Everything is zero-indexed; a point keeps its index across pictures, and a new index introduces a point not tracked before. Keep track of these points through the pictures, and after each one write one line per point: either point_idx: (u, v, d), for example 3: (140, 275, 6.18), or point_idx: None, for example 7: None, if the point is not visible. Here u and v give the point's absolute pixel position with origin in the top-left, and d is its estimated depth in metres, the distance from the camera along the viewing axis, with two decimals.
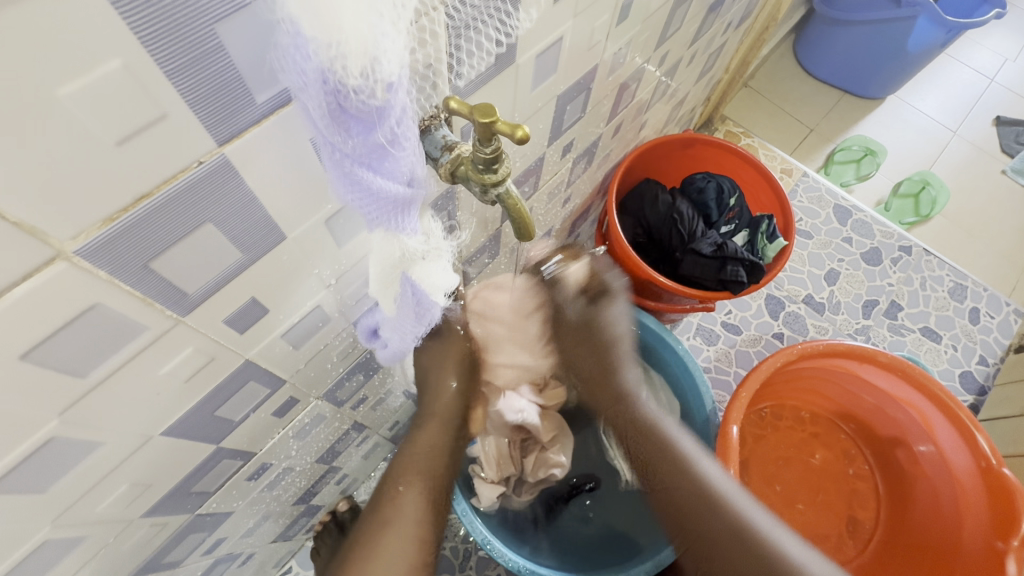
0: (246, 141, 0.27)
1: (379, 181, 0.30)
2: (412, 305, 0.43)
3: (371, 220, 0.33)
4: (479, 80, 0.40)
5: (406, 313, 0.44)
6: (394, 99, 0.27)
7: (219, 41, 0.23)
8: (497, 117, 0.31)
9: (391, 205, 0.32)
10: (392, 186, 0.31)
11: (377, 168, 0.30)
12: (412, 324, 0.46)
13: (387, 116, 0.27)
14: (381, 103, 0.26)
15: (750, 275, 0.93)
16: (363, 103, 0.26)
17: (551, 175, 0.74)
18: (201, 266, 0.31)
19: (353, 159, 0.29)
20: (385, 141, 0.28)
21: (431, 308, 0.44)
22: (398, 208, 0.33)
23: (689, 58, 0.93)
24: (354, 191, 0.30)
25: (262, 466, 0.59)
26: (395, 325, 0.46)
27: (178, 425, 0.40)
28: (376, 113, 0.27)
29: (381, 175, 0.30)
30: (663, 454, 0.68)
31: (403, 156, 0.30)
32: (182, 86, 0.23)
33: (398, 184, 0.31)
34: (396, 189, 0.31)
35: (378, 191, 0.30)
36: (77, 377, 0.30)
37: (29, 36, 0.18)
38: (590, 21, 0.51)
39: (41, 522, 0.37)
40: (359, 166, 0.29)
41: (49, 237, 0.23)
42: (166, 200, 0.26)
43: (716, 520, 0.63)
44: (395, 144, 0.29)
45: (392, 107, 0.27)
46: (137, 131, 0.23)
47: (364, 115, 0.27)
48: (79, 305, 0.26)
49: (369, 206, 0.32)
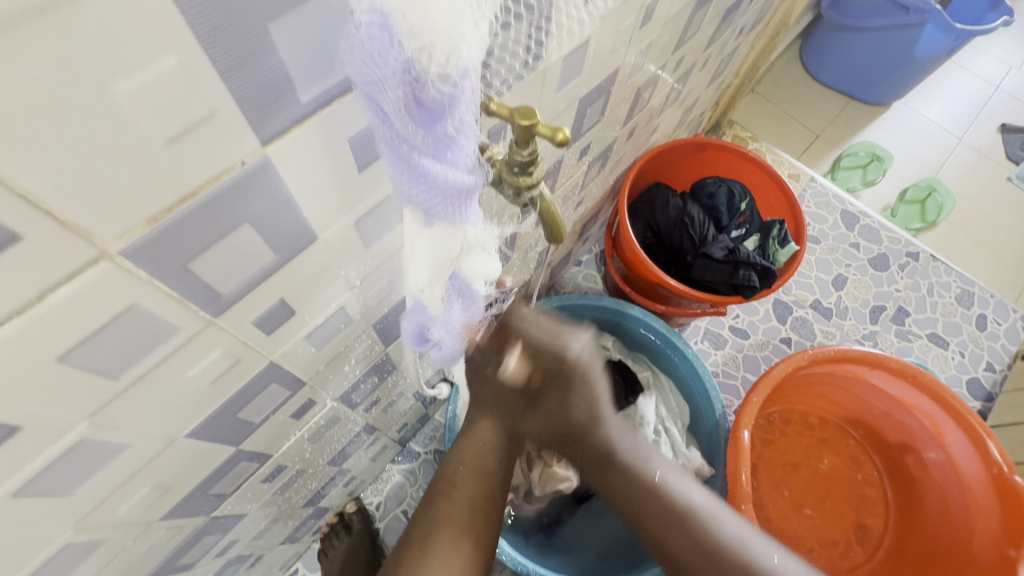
0: (286, 142, 0.27)
1: (442, 171, 0.30)
2: (461, 294, 0.44)
3: (429, 210, 0.33)
4: (509, 82, 0.40)
5: (454, 308, 0.46)
6: (466, 88, 0.27)
7: (271, 40, 0.23)
8: (538, 120, 0.31)
9: (451, 196, 0.32)
10: (454, 176, 0.31)
11: (441, 158, 0.30)
12: (459, 313, 0.47)
13: (457, 106, 0.27)
14: (450, 92, 0.26)
15: (762, 280, 0.93)
16: (437, 93, 0.26)
17: (567, 178, 0.74)
18: (235, 267, 0.31)
19: (419, 150, 0.28)
20: (451, 132, 0.28)
21: (478, 293, 0.45)
22: (458, 198, 0.32)
23: (702, 63, 0.93)
24: (416, 182, 0.30)
25: (277, 469, 0.59)
26: (443, 326, 0.48)
27: (201, 427, 0.40)
28: (446, 104, 0.27)
29: (444, 165, 0.30)
30: (654, 513, 0.59)
31: (465, 145, 0.30)
32: (233, 85, 0.23)
33: (460, 172, 0.31)
34: (457, 178, 0.31)
35: (440, 181, 0.30)
36: (110, 379, 0.29)
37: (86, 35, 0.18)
38: (614, 25, 0.50)
39: (65, 525, 0.36)
40: (424, 157, 0.29)
41: (94, 237, 0.23)
42: (207, 201, 0.26)
43: (713, 568, 0.57)
44: (460, 134, 0.29)
45: (461, 97, 0.27)
46: (186, 129, 0.23)
47: (435, 105, 0.27)
48: (117, 306, 0.26)
49: (430, 196, 0.31)
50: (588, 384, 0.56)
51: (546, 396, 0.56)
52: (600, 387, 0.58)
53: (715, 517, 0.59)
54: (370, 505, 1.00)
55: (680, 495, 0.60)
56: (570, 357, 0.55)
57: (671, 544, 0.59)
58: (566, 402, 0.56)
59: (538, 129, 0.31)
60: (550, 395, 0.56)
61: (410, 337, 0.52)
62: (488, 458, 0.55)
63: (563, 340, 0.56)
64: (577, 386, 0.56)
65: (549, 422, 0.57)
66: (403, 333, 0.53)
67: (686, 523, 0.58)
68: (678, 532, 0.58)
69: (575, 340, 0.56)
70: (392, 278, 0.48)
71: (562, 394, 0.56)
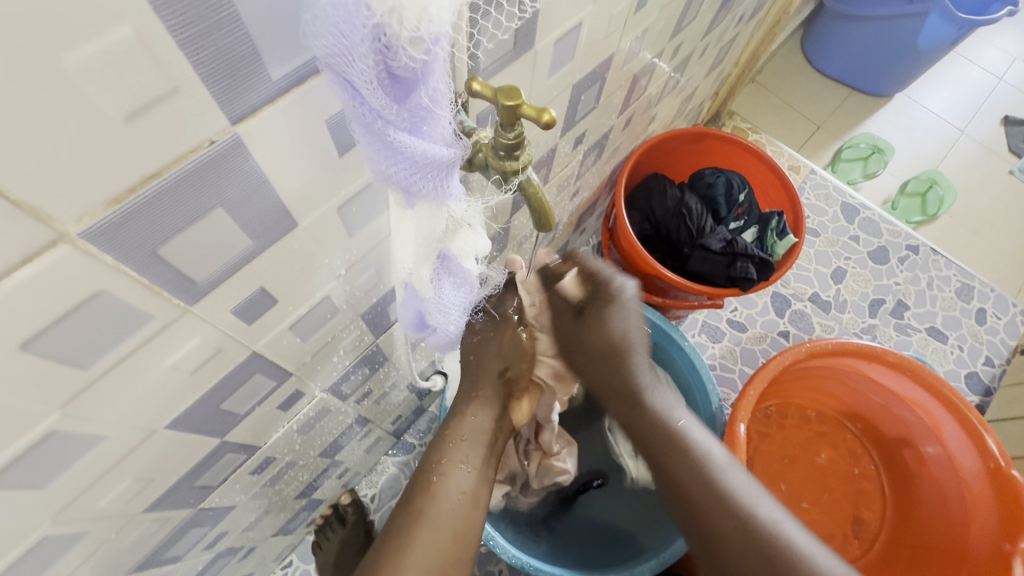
0: (259, 120, 0.26)
1: (419, 145, 0.29)
2: (455, 275, 0.44)
3: (408, 188, 0.32)
4: (497, 65, 0.39)
5: (446, 287, 0.44)
6: (440, 55, 0.26)
7: (237, 10, 0.22)
8: (522, 100, 0.30)
9: (431, 172, 0.31)
10: (432, 151, 0.30)
11: (416, 132, 0.29)
12: (453, 294, 0.45)
13: (430, 74, 0.26)
14: (424, 60, 0.25)
15: (760, 272, 0.92)
16: (408, 61, 0.25)
17: (562, 168, 0.73)
18: (211, 253, 0.30)
19: (394, 124, 0.28)
20: (426, 102, 0.28)
21: (469, 271, 0.43)
22: (437, 174, 0.31)
23: (701, 52, 0.92)
24: (393, 158, 0.29)
25: (266, 461, 0.58)
26: (438, 309, 0.46)
27: (182, 418, 0.39)
28: (420, 72, 0.26)
29: (420, 139, 0.29)
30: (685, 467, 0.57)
31: (442, 116, 0.29)
32: (197, 58, 0.22)
33: (438, 147, 0.30)
34: (436, 154, 0.30)
35: (418, 155, 0.29)
36: (80, 368, 0.28)
37: (20, 12, 0.17)
38: (608, 8, 0.49)
39: (42, 517, 0.35)
40: (399, 131, 0.28)
41: (52, 218, 0.22)
42: (174, 183, 0.25)
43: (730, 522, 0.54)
44: (436, 104, 0.28)
45: (435, 64, 0.26)
46: (148, 106, 0.22)
47: (408, 74, 0.26)
48: (82, 293, 0.25)
49: (408, 173, 0.31)
50: (627, 311, 0.58)
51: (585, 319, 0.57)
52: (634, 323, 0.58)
53: (730, 470, 0.57)
54: (365, 497, 1.00)
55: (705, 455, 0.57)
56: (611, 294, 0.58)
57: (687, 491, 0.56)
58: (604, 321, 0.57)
59: (523, 110, 0.30)
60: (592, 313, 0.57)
61: (407, 324, 0.51)
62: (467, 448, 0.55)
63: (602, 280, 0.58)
64: (615, 310, 0.57)
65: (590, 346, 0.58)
66: (400, 321, 0.52)
67: (711, 482, 0.56)
68: (696, 478, 0.56)
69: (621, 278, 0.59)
70: (379, 268, 0.47)
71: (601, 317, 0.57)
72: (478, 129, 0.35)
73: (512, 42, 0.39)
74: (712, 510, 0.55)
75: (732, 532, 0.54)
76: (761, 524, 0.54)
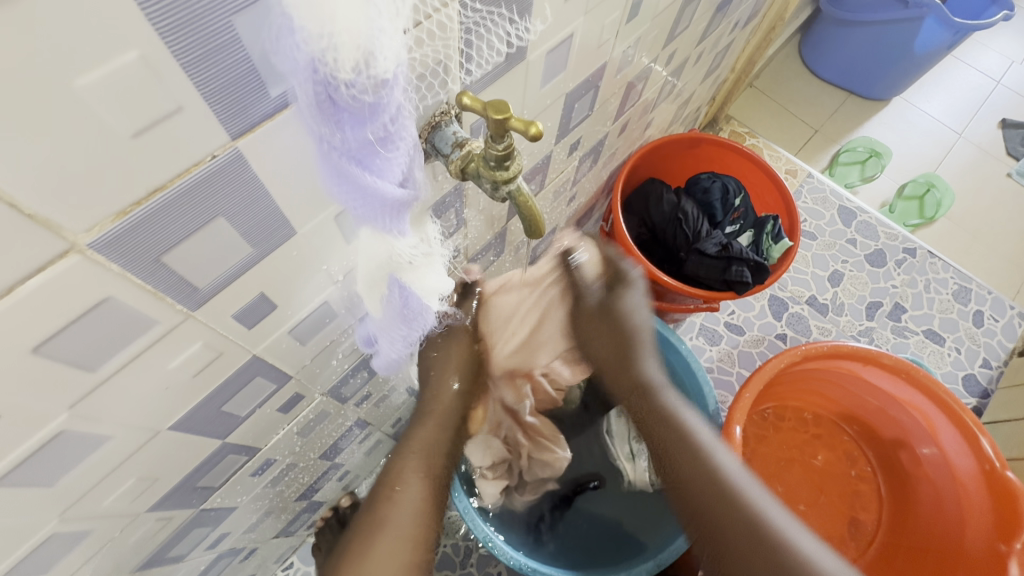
0: (259, 134, 0.27)
1: (367, 177, 0.30)
2: (412, 313, 0.45)
3: (358, 212, 0.33)
4: (490, 77, 0.41)
5: (392, 316, 0.44)
6: (391, 96, 0.27)
7: (236, 34, 0.23)
8: (510, 114, 0.31)
9: (380, 204, 0.32)
10: (379, 183, 0.31)
11: (365, 166, 0.30)
12: (399, 325, 0.46)
13: (379, 113, 0.28)
14: (371, 97, 0.26)
15: (755, 276, 0.93)
16: (353, 96, 0.26)
17: (558, 173, 0.74)
18: (214, 261, 0.31)
19: (342, 153, 0.29)
20: (374, 138, 0.28)
21: (422, 306, 0.44)
22: (386, 204, 0.32)
23: (696, 58, 0.93)
24: (343, 185, 0.30)
25: (267, 462, 0.59)
26: (383, 333, 0.47)
27: (185, 420, 0.40)
28: (367, 109, 0.27)
29: (368, 172, 0.30)
30: (688, 462, 0.59)
31: (393, 153, 0.30)
32: (198, 78, 0.23)
33: (387, 180, 0.31)
34: (383, 187, 0.31)
35: (366, 187, 0.30)
36: (87, 371, 0.30)
37: (32, 39, 0.18)
38: (600, 19, 0.50)
39: (49, 515, 0.37)
40: (347, 162, 0.29)
41: (63, 230, 0.23)
42: (178, 195, 0.26)
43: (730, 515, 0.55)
44: (387, 142, 0.29)
45: (384, 104, 0.27)
46: (154, 123, 0.23)
47: (354, 111, 0.27)
48: (91, 298, 0.26)
49: (357, 201, 0.31)
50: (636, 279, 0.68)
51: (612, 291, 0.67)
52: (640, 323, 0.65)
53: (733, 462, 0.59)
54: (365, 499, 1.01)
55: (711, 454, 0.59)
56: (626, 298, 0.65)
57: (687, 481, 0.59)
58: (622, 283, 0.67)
59: (511, 122, 0.32)
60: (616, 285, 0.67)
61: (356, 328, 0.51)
62: None
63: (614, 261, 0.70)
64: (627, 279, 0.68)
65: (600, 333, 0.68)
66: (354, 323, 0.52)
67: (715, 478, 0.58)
68: (699, 472, 0.58)
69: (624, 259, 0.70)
70: None
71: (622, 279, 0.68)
72: (470, 140, 0.37)
73: (506, 58, 0.40)
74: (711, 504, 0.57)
75: (741, 539, 0.54)
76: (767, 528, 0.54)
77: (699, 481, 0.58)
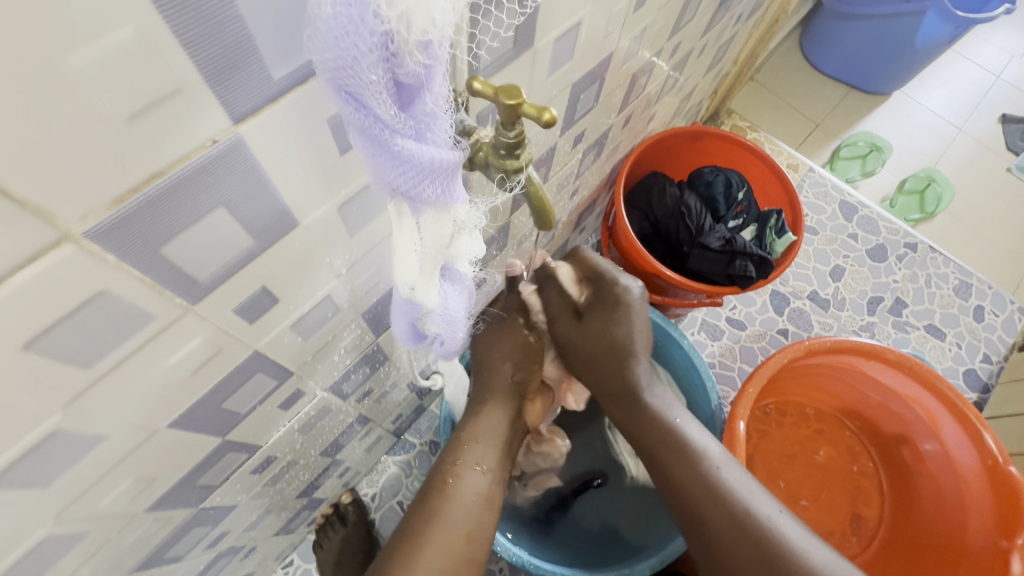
0: (260, 120, 0.26)
1: (426, 152, 0.29)
2: (454, 280, 0.43)
3: (414, 196, 0.31)
4: (498, 64, 0.39)
5: (448, 291, 0.44)
6: (441, 59, 0.26)
7: (237, 10, 0.22)
8: (523, 99, 0.30)
9: (439, 177, 0.31)
10: (438, 156, 0.30)
11: (421, 138, 0.29)
12: (453, 297, 0.45)
13: (433, 80, 0.27)
14: (427, 65, 0.26)
15: (759, 271, 0.92)
16: (414, 65, 0.25)
17: (561, 166, 0.73)
18: (213, 253, 0.30)
19: (399, 131, 0.27)
20: (431, 108, 0.28)
21: (465, 272, 0.42)
22: (444, 178, 0.31)
23: (700, 50, 0.92)
24: (399, 168, 0.29)
25: (267, 460, 0.58)
26: (441, 318, 0.46)
27: (184, 417, 0.39)
28: (422, 78, 0.26)
29: (426, 145, 0.29)
30: (675, 453, 0.57)
31: (446, 122, 0.29)
32: (199, 58, 0.22)
33: (443, 151, 0.30)
34: (441, 158, 0.30)
35: (427, 163, 0.29)
36: (82, 368, 0.28)
37: (16, 9, 0.17)
38: (607, 7, 0.49)
39: (44, 517, 0.35)
40: (405, 139, 0.28)
41: (56, 218, 0.22)
42: (176, 183, 0.25)
43: (724, 518, 0.53)
44: (439, 110, 0.28)
45: (437, 70, 0.27)
46: (150, 105, 0.22)
47: (413, 80, 0.26)
48: (85, 292, 0.25)
49: (415, 181, 0.30)
50: (630, 314, 0.58)
51: (591, 316, 0.59)
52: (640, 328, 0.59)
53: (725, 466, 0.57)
54: (366, 496, 1.00)
55: (696, 443, 0.57)
56: (620, 288, 0.59)
57: (680, 479, 0.56)
58: (609, 322, 0.58)
59: (523, 108, 0.30)
60: (593, 318, 0.59)
61: (402, 336, 0.49)
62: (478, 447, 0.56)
63: (606, 279, 0.60)
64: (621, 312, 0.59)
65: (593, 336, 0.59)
66: (395, 334, 0.50)
67: (705, 473, 0.56)
68: (687, 467, 0.56)
69: (626, 278, 0.60)
70: (379, 267, 0.47)
71: (607, 317, 0.59)
72: (478, 128, 0.35)
73: (510, 41, 0.39)
74: (707, 506, 0.54)
75: (733, 536, 0.53)
76: (756, 521, 0.53)
77: (690, 482, 0.56)
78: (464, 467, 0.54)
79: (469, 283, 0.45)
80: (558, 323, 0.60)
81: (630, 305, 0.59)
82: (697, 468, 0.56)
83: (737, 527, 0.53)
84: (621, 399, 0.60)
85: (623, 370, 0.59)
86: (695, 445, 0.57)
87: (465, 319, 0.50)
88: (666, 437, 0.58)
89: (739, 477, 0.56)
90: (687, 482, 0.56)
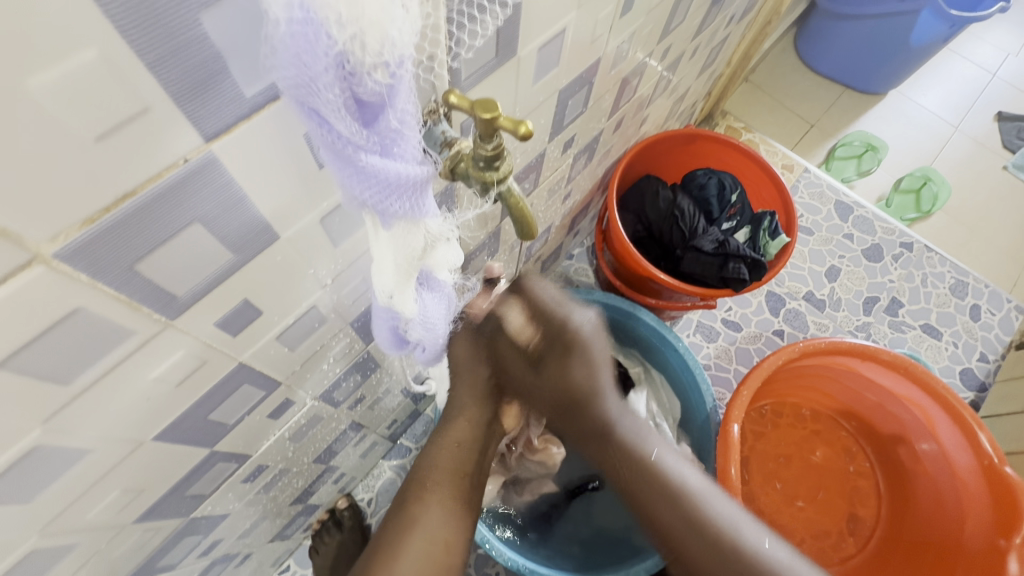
0: (235, 136, 0.26)
1: (392, 166, 0.29)
2: (432, 286, 0.43)
3: (383, 210, 0.31)
4: (479, 74, 0.39)
5: (427, 299, 0.44)
6: (403, 76, 0.26)
7: (204, 30, 0.22)
8: (498, 112, 0.30)
9: (405, 190, 0.31)
10: (404, 171, 0.30)
11: (387, 154, 0.29)
12: (433, 305, 0.45)
13: (395, 96, 0.27)
14: (388, 83, 0.26)
15: (752, 273, 0.91)
16: (374, 84, 0.25)
17: (551, 172, 0.73)
18: (191, 268, 0.30)
19: (363, 147, 0.27)
20: (395, 124, 0.28)
21: (444, 279, 0.42)
22: (412, 192, 0.32)
23: (692, 52, 0.92)
24: (366, 184, 0.29)
25: (258, 468, 0.58)
26: (421, 325, 0.45)
27: (169, 429, 0.39)
28: (385, 95, 0.26)
29: (393, 160, 0.29)
30: (653, 485, 0.57)
31: (412, 137, 0.29)
32: (165, 78, 0.22)
33: (410, 165, 0.30)
34: (408, 172, 0.30)
35: (394, 178, 0.29)
36: (61, 384, 0.29)
37: None
38: (592, 14, 0.49)
39: (29, 531, 0.35)
40: (371, 155, 0.28)
41: (24, 239, 0.22)
42: (150, 200, 0.25)
43: (704, 546, 0.55)
44: (403, 125, 0.28)
45: (399, 87, 0.27)
46: (119, 125, 0.22)
47: (374, 98, 0.26)
48: (59, 310, 0.25)
49: (382, 196, 0.30)
50: (588, 353, 0.55)
51: (548, 363, 0.55)
52: (601, 365, 0.56)
53: (706, 497, 0.57)
54: (362, 501, 1.00)
55: (675, 474, 0.58)
56: (574, 323, 0.54)
57: (660, 516, 0.57)
58: (565, 368, 0.55)
59: (500, 121, 0.31)
60: (551, 365, 0.55)
61: (386, 343, 0.49)
62: (464, 457, 0.55)
63: (557, 316, 0.54)
64: (579, 355, 0.54)
65: (552, 391, 0.56)
66: (379, 342, 0.50)
67: (686, 511, 0.56)
68: (669, 503, 0.57)
69: (578, 311, 0.55)
70: (365, 278, 0.47)
71: (562, 361, 0.55)
72: (458, 139, 0.36)
73: (493, 50, 0.39)
74: (689, 538, 0.56)
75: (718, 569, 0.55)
76: (735, 551, 0.54)
77: (670, 517, 0.56)
78: (452, 476, 0.54)
79: (449, 292, 0.45)
80: (516, 373, 0.57)
81: (590, 343, 0.55)
82: (679, 502, 0.56)
83: (716, 552, 0.55)
84: (593, 436, 0.59)
85: (590, 409, 0.57)
86: (675, 471, 0.58)
87: (447, 325, 0.50)
88: (643, 473, 0.58)
89: (715, 499, 0.57)
90: (670, 521, 0.56)
